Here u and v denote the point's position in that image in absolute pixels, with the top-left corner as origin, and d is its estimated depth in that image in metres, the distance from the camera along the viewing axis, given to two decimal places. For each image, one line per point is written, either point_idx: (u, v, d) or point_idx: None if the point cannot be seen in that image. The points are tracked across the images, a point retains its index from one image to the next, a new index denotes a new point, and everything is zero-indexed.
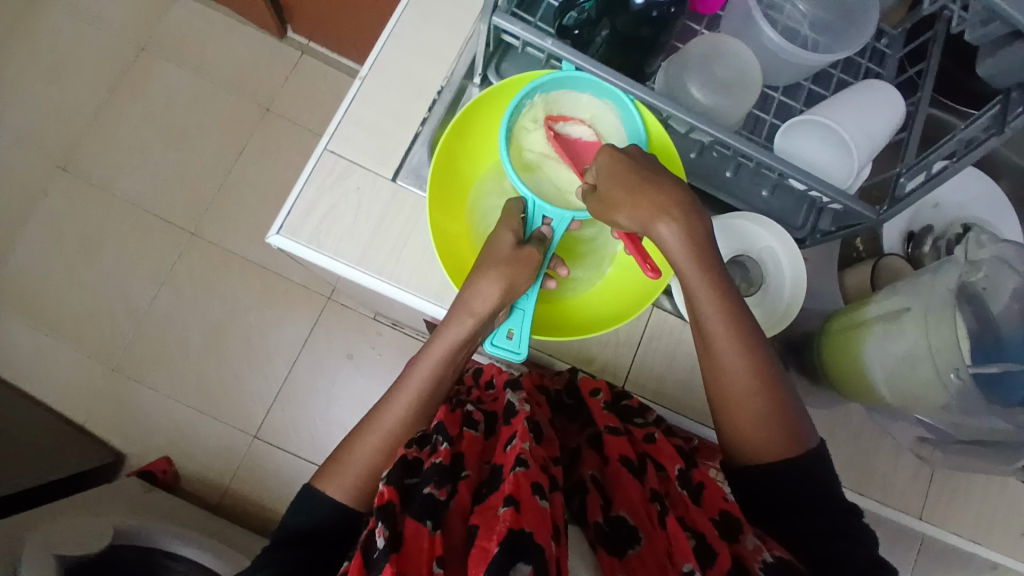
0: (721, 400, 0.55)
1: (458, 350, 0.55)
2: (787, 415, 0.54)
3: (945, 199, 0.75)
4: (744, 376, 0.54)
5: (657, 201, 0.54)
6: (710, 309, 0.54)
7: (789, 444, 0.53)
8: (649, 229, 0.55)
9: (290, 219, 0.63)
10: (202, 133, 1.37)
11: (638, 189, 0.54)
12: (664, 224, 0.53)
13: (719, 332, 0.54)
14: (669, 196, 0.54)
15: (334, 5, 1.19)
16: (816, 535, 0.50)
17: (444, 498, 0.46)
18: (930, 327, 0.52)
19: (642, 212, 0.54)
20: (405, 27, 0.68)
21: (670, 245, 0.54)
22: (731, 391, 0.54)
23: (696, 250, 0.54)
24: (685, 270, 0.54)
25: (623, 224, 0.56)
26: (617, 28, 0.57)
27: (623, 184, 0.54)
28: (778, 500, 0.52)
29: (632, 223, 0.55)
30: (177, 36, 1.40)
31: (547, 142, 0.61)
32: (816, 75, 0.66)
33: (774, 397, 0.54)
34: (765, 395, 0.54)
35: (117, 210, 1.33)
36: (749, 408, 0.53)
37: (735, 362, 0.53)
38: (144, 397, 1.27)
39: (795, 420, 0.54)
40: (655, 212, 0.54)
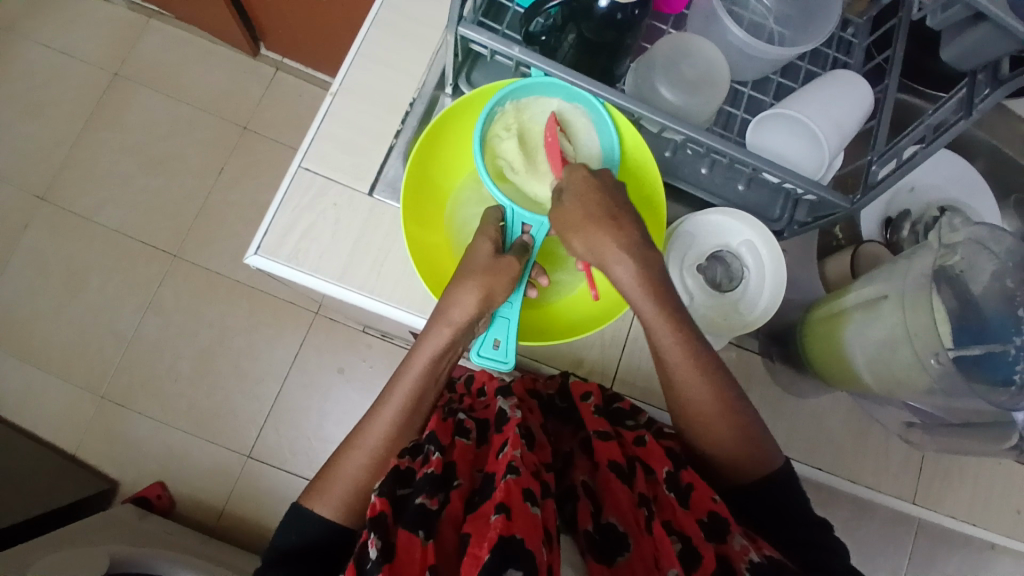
0: (688, 421, 0.56)
1: (439, 361, 0.54)
2: (737, 412, 0.55)
3: (921, 182, 0.75)
4: (706, 401, 0.54)
5: (614, 234, 0.55)
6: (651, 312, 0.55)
7: (746, 438, 0.54)
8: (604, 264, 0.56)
9: (267, 238, 0.62)
10: (180, 157, 1.37)
11: (596, 220, 0.55)
12: (617, 263, 0.55)
13: (667, 337, 0.54)
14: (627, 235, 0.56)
15: (305, 20, 1.18)
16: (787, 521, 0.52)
17: (435, 507, 0.46)
18: (908, 311, 0.53)
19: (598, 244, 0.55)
20: (373, 43, 0.68)
21: (621, 276, 0.55)
22: (688, 394, 0.55)
23: (650, 283, 0.55)
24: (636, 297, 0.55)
25: (578, 249, 0.57)
26: (583, 33, 0.57)
27: (582, 209, 0.55)
28: (766, 508, 0.53)
29: (586, 250, 0.56)
30: (151, 61, 1.40)
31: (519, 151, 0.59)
32: (785, 68, 0.66)
33: (723, 397, 0.55)
34: (714, 393, 0.55)
35: (98, 237, 1.32)
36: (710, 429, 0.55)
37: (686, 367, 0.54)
38: (135, 424, 1.25)
39: (748, 421, 0.55)
40: (611, 248, 0.55)
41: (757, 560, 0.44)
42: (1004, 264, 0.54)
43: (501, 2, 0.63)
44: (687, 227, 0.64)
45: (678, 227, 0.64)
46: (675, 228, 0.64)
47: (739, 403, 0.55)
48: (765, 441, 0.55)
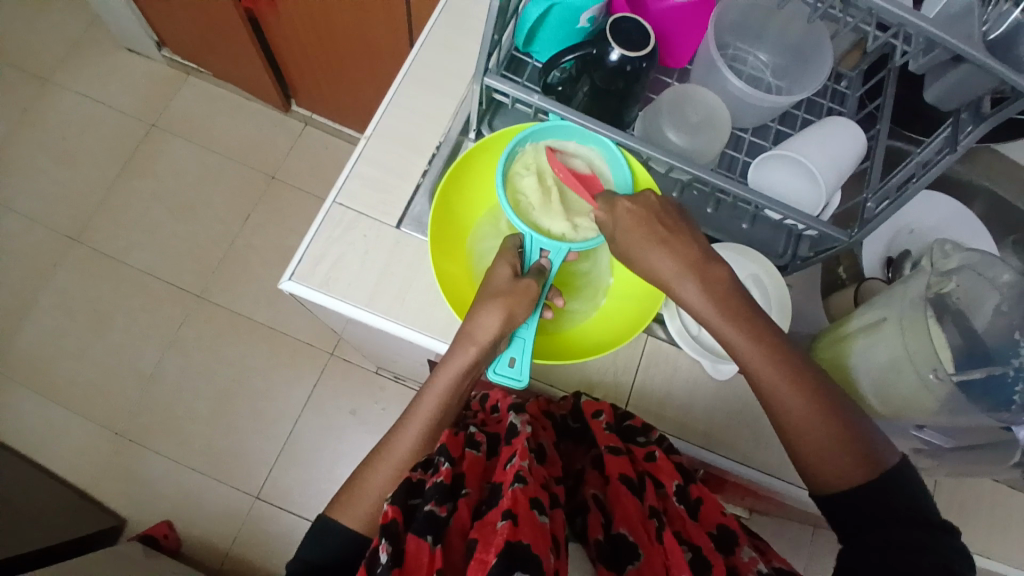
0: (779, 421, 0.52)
1: (462, 379, 0.56)
2: (830, 405, 0.51)
3: (919, 224, 0.79)
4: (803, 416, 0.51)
5: (644, 228, 0.57)
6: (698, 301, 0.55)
7: (839, 436, 0.50)
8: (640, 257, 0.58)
9: (301, 265, 0.67)
10: (209, 204, 1.44)
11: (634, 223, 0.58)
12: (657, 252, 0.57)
13: (722, 324, 0.54)
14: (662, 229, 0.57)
15: (333, 78, 1.28)
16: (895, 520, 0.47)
17: (443, 515, 0.47)
18: (907, 332, 0.55)
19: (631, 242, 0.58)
20: (404, 92, 0.74)
21: (685, 290, 0.56)
22: (765, 385, 0.52)
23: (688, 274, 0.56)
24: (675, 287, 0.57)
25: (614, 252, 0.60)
26: (596, 82, 0.63)
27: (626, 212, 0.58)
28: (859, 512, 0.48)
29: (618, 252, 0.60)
30: (187, 115, 1.49)
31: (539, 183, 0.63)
32: (782, 116, 0.72)
33: (808, 389, 0.51)
34: (795, 387, 0.51)
35: (126, 278, 1.38)
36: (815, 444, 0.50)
37: (751, 354, 0.53)
38: (148, 461, 1.27)
39: (844, 417, 0.51)
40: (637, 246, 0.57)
41: (763, 570, 0.47)
42: (1004, 295, 0.57)
43: (521, 57, 0.69)
44: None
45: None
46: None
47: (844, 412, 0.51)
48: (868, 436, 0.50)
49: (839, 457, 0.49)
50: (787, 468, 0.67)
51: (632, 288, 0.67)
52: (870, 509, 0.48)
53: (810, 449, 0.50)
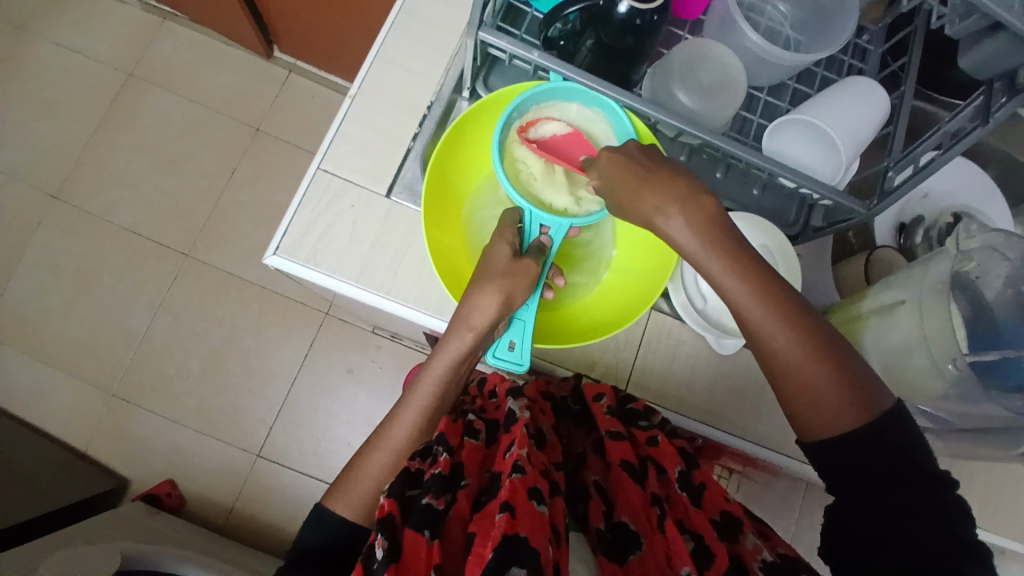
0: (767, 366, 0.48)
1: (459, 365, 0.54)
2: (829, 347, 0.46)
3: (933, 188, 0.75)
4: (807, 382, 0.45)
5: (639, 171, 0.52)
6: (688, 236, 0.50)
7: (836, 382, 0.45)
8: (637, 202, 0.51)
9: (285, 238, 0.63)
10: (193, 158, 1.38)
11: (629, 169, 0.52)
12: (651, 194, 0.51)
13: (715, 260, 0.49)
14: (665, 177, 0.51)
15: (317, 23, 1.19)
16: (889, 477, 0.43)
17: (441, 507, 0.45)
18: (926, 317, 0.53)
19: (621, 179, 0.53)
20: (391, 47, 0.68)
21: (682, 240, 0.50)
22: (754, 323, 0.47)
23: (695, 223, 0.50)
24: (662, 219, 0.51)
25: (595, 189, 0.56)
26: (601, 38, 0.58)
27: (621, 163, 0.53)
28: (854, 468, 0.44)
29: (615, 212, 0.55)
30: (165, 62, 1.41)
31: (534, 155, 0.60)
32: (800, 74, 0.67)
33: (802, 326, 0.46)
34: (790, 324, 0.46)
35: (110, 236, 1.33)
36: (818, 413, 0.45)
37: (740, 291, 0.48)
38: (145, 422, 1.26)
39: (846, 362, 0.46)
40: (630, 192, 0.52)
41: (770, 560, 0.44)
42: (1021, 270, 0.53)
43: (520, 7, 0.63)
44: None
45: None
46: None
47: (846, 357, 0.46)
48: (871, 384, 0.45)
49: (836, 400, 0.44)
50: (787, 443, 0.67)
51: (641, 257, 0.63)
52: (884, 466, 0.43)
53: (817, 415, 0.45)
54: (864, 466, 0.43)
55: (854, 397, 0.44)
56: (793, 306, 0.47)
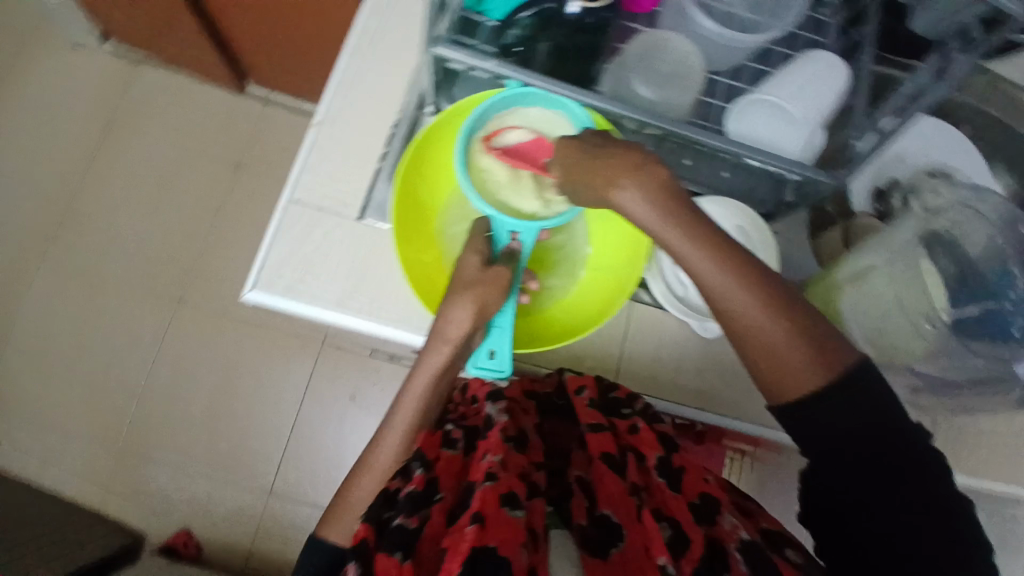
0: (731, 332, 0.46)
1: (440, 378, 0.54)
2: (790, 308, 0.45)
3: (907, 151, 0.73)
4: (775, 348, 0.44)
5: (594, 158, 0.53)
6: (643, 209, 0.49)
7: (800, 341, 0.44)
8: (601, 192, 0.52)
9: (263, 272, 0.63)
10: (178, 203, 1.39)
11: (589, 162, 0.53)
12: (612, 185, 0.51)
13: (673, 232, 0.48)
14: (620, 157, 0.51)
15: (284, 52, 1.20)
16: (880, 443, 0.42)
17: (415, 526, 0.43)
18: (903, 278, 0.56)
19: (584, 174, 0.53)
20: (350, 70, 0.69)
21: (639, 215, 0.49)
22: (715, 289, 0.46)
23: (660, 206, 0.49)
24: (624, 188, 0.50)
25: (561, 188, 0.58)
26: (558, 40, 0.59)
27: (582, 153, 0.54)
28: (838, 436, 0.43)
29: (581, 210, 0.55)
30: (142, 110, 1.42)
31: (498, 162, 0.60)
32: (759, 54, 0.66)
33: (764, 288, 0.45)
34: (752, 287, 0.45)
35: (104, 288, 1.34)
36: (796, 380, 0.44)
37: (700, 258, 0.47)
38: (156, 470, 1.26)
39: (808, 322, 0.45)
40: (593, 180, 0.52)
41: (747, 539, 0.44)
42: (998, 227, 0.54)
43: None
44: None
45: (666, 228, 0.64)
46: None
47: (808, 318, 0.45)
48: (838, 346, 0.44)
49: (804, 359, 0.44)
50: None
51: (615, 253, 0.64)
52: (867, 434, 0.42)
53: (785, 375, 0.44)
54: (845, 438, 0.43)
55: (826, 362, 0.43)
56: (763, 275, 0.46)
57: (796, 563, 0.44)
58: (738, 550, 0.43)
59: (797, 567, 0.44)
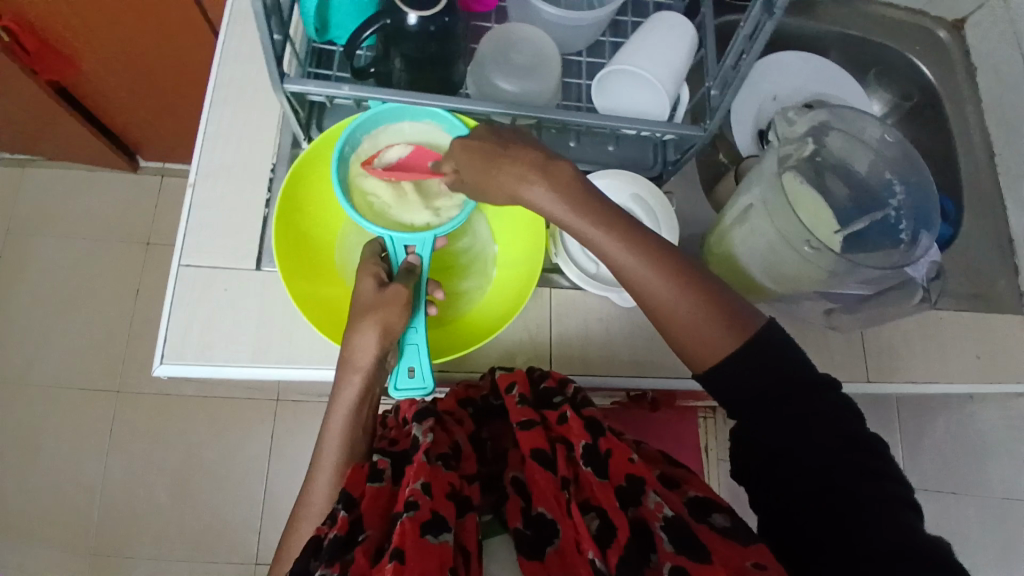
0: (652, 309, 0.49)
1: (360, 407, 0.54)
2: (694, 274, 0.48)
3: (778, 91, 0.78)
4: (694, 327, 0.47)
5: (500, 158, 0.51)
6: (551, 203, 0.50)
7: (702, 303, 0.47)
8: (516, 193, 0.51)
9: (167, 344, 0.61)
10: (93, 295, 1.33)
11: (492, 160, 0.51)
12: (529, 185, 0.50)
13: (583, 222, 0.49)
14: (524, 158, 0.50)
15: (168, 120, 1.17)
16: (787, 394, 0.45)
17: (337, 574, 0.40)
18: (775, 216, 0.55)
19: (491, 175, 0.51)
20: (217, 124, 0.68)
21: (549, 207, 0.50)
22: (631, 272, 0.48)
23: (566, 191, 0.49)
24: (532, 186, 0.50)
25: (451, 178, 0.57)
26: (406, 54, 0.58)
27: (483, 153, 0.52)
28: (749, 391, 0.46)
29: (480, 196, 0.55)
30: (34, 209, 1.36)
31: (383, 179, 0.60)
32: (613, 27, 0.69)
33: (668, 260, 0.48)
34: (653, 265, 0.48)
35: (32, 399, 1.27)
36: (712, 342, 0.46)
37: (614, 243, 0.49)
38: (128, 572, 1.20)
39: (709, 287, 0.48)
40: (507, 179, 0.51)
41: (671, 515, 0.44)
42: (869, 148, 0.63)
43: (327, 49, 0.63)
44: None
45: None
46: None
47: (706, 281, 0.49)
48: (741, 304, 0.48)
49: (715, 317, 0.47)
50: None
51: (516, 246, 0.64)
52: (774, 388, 0.45)
53: (700, 348, 0.47)
54: (763, 391, 0.46)
55: (727, 318, 0.47)
56: (665, 251, 0.49)
57: (721, 526, 0.45)
58: (662, 529, 0.43)
59: (723, 530, 0.45)
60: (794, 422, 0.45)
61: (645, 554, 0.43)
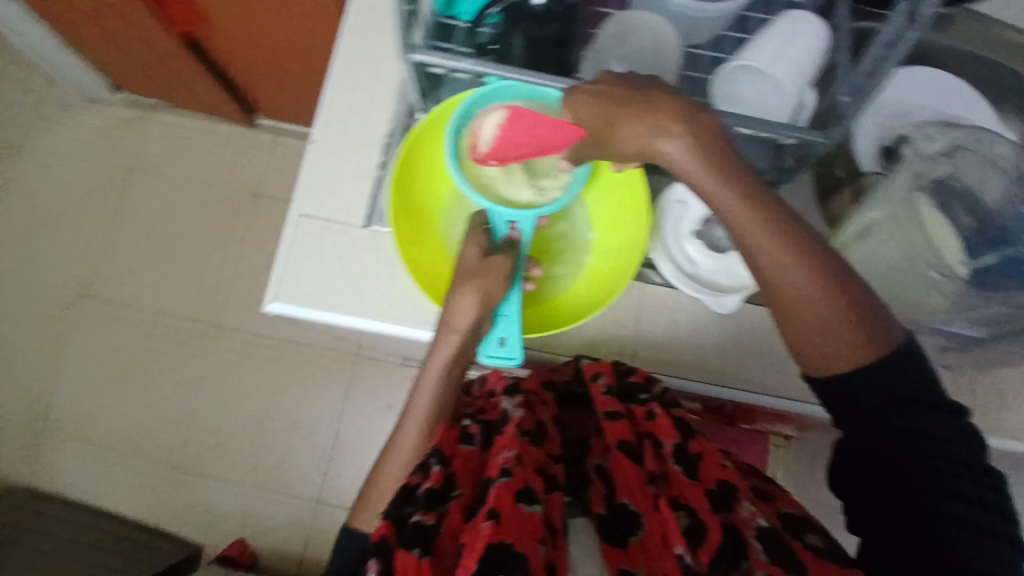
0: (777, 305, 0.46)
1: (451, 368, 0.58)
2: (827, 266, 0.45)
3: (910, 105, 0.71)
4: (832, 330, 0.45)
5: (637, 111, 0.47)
6: (689, 164, 0.46)
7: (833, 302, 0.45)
8: (649, 147, 0.48)
9: (281, 286, 0.66)
10: (204, 237, 1.44)
11: (627, 110, 0.48)
12: (666, 140, 0.47)
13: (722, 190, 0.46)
14: (666, 109, 0.47)
15: (290, 85, 1.25)
16: (912, 406, 0.44)
17: (433, 522, 0.46)
18: (906, 235, 0.56)
19: (629, 124, 0.48)
20: (340, 87, 0.71)
21: (678, 159, 0.47)
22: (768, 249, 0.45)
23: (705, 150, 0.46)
24: (669, 143, 0.47)
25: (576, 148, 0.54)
26: (529, 34, 0.60)
27: (615, 101, 0.48)
28: (872, 395, 0.45)
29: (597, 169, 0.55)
30: (161, 153, 1.49)
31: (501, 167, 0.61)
32: (738, 21, 0.66)
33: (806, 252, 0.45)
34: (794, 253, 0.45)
35: (143, 323, 1.40)
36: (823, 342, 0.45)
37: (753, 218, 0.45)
38: (207, 490, 1.32)
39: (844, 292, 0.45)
40: (643, 132, 0.47)
41: (764, 526, 0.44)
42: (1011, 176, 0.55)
43: None
44: (675, 197, 0.63)
45: (667, 201, 0.64)
46: (663, 202, 0.64)
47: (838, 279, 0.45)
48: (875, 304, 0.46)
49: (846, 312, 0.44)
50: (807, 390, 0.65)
51: (618, 234, 0.64)
52: (897, 395, 0.44)
53: (819, 349, 0.45)
54: (876, 407, 0.44)
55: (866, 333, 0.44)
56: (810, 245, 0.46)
57: (814, 546, 0.45)
58: (755, 537, 0.43)
59: (816, 550, 0.45)
60: (914, 437, 0.44)
61: (736, 561, 0.43)
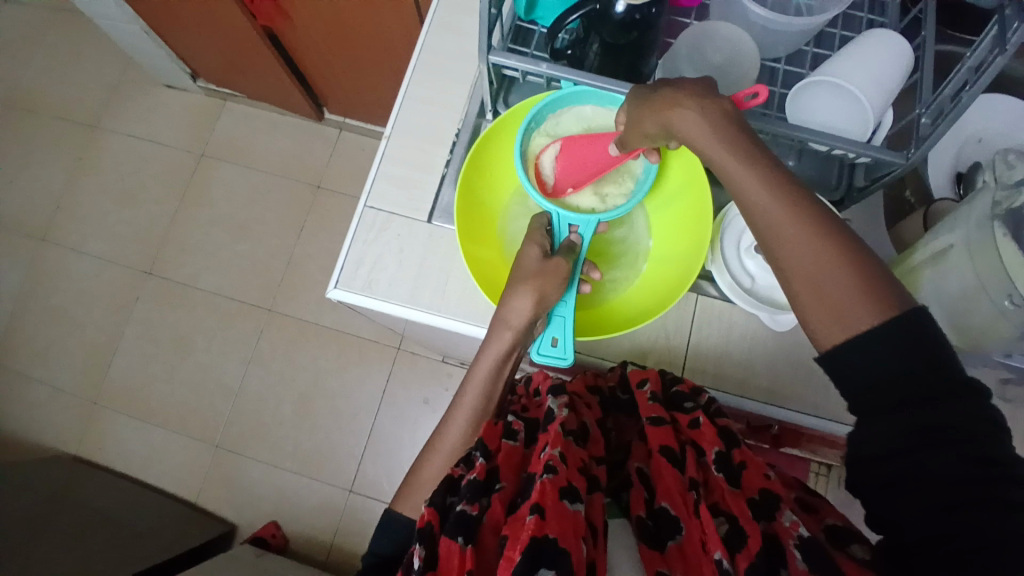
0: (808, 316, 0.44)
1: (504, 363, 0.59)
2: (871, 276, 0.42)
3: (987, 131, 0.70)
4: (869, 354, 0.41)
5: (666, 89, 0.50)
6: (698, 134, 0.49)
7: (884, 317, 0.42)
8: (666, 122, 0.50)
9: (342, 272, 0.68)
10: (263, 224, 1.50)
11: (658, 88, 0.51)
12: (681, 112, 0.49)
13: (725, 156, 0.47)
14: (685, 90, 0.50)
15: (358, 84, 1.29)
16: (928, 397, 0.40)
17: (476, 513, 0.46)
18: (975, 257, 0.52)
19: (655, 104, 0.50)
20: (416, 87, 0.74)
21: (691, 133, 0.49)
22: None
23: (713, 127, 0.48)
24: (678, 121, 0.49)
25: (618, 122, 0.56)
26: (605, 40, 0.59)
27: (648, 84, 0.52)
28: (872, 378, 0.41)
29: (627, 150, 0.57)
30: (230, 142, 1.56)
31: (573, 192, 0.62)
32: (817, 38, 0.67)
33: (855, 263, 0.43)
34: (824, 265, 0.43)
35: (199, 302, 1.47)
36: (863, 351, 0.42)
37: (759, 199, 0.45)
38: (246, 468, 1.36)
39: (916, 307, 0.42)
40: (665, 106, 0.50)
41: (807, 536, 0.43)
42: None
43: (526, 26, 0.66)
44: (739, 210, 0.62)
45: (728, 213, 0.63)
46: (726, 213, 0.63)
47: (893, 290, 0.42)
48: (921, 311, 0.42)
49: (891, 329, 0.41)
50: None
51: (678, 244, 0.64)
52: (914, 379, 0.40)
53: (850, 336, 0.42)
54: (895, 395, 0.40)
55: None
56: (861, 259, 0.43)
57: (859, 559, 0.44)
58: (796, 547, 0.42)
59: (860, 562, 0.44)
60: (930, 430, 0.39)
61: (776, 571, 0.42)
